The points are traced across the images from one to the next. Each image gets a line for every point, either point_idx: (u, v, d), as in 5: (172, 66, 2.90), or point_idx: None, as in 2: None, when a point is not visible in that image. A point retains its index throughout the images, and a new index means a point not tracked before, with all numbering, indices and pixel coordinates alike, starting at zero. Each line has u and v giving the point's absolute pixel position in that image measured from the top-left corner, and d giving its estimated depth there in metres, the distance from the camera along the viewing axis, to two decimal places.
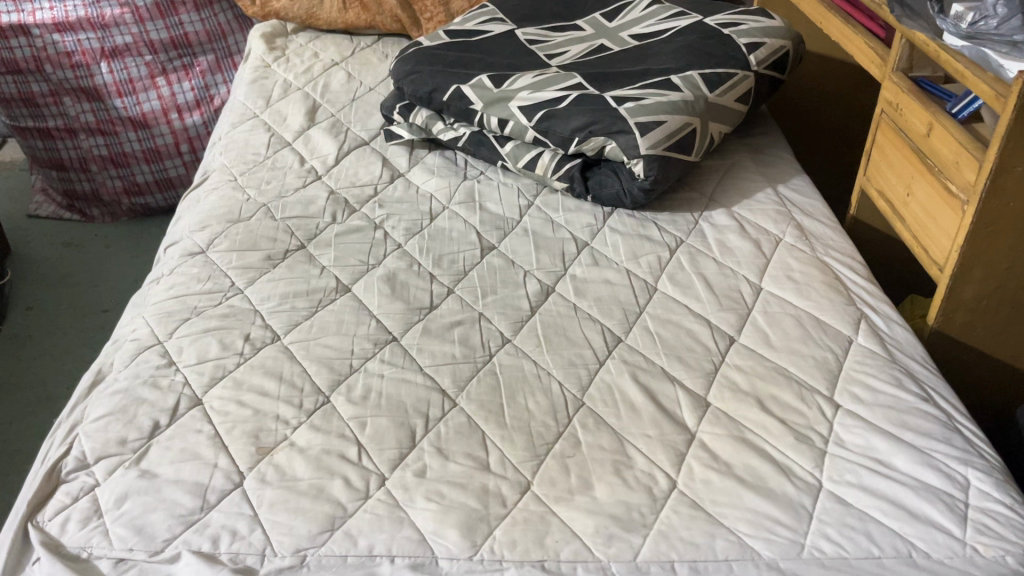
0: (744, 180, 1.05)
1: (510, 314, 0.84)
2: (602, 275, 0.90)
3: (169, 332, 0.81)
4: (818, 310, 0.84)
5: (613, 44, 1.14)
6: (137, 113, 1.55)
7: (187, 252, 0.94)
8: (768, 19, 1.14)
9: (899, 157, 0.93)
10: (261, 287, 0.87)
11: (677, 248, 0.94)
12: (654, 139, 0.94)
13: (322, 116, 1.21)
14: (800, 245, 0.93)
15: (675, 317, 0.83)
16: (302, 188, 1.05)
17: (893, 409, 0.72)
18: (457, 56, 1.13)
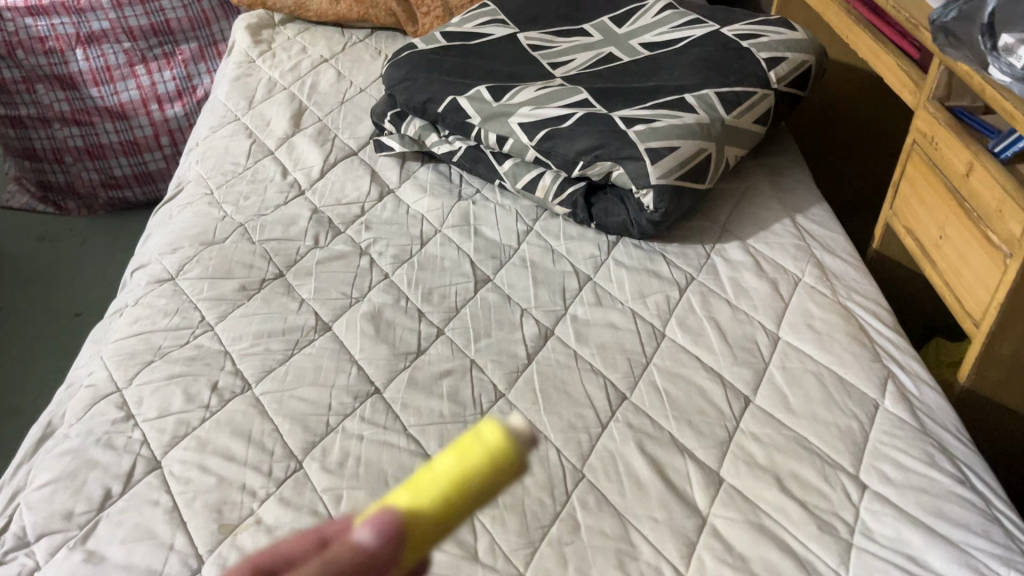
0: (760, 206, 0.97)
1: (505, 363, 0.77)
2: (606, 317, 0.83)
3: (130, 378, 0.74)
4: (841, 367, 0.77)
5: (622, 52, 1.06)
6: (115, 103, 1.47)
7: (155, 278, 0.86)
8: (791, 30, 1.05)
9: (933, 196, 0.85)
10: (233, 324, 0.80)
11: (687, 287, 0.87)
12: (666, 167, 0.87)
13: (308, 120, 1.12)
14: (821, 287, 0.86)
15: (685, 371, 0.76)
16: (284, 205, 0.97)
17: (926, 494, 0.65)
18: (454, 62, 1.04)
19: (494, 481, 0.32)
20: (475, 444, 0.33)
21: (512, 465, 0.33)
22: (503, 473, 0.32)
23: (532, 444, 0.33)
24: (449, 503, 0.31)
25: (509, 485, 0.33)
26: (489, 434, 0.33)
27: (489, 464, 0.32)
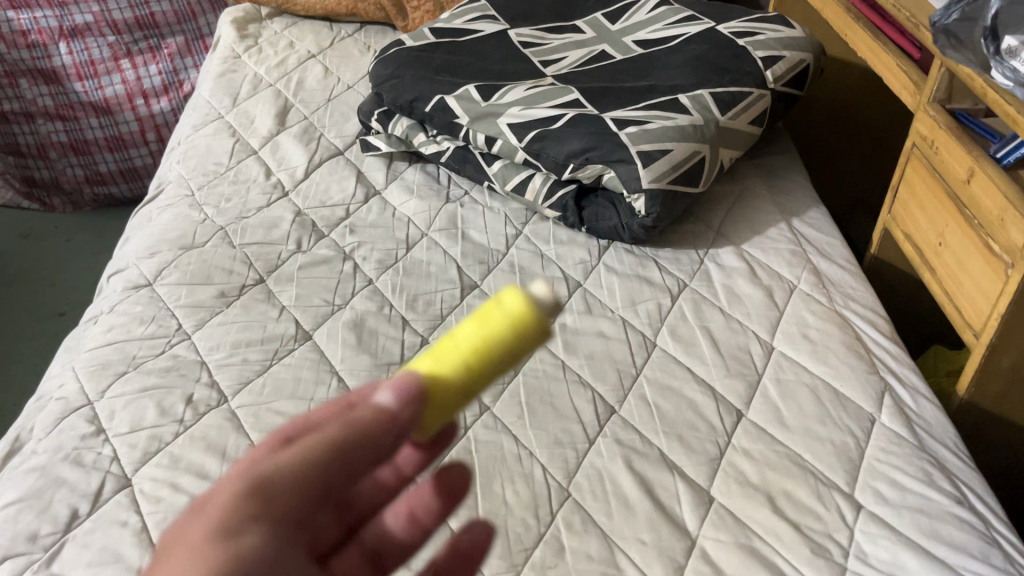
0: (755, 210, 0.95)
1: None
2: (595, 325, 0.80)
3: (102, 390, 0.71)
4: (836, 380, 0.74)
5: (615, 50, 1.03)
6: (100, 98, 1.44)
7: (131, 284, 0.84)
8: (788, 27, 1.03)
9: (934, 201, 0.82)
10: (211, 333, 0.78)
11: (679, 294, 0.84)
12: (658, 170, 0.84)
13: (293, 118, 1.10)
14: (817, 295, 0.84)
15: (676, 383, 0.74)
16: (266, 207, 0.95)
17: (922, 514, 0.63)
18: (442, 60, 1.02)
19: (519, 342, 0.38)
20: (502, 306, 0.38)
21: (530, 333, 0.38)
22: (528, 335, 0.38)
23: (551, 314, 0.39)
24: (473, 361, 0.37)
25: (531, 349, 0.39)
26: (512, 296, 0.39)
27: (511, 327, 0.38)
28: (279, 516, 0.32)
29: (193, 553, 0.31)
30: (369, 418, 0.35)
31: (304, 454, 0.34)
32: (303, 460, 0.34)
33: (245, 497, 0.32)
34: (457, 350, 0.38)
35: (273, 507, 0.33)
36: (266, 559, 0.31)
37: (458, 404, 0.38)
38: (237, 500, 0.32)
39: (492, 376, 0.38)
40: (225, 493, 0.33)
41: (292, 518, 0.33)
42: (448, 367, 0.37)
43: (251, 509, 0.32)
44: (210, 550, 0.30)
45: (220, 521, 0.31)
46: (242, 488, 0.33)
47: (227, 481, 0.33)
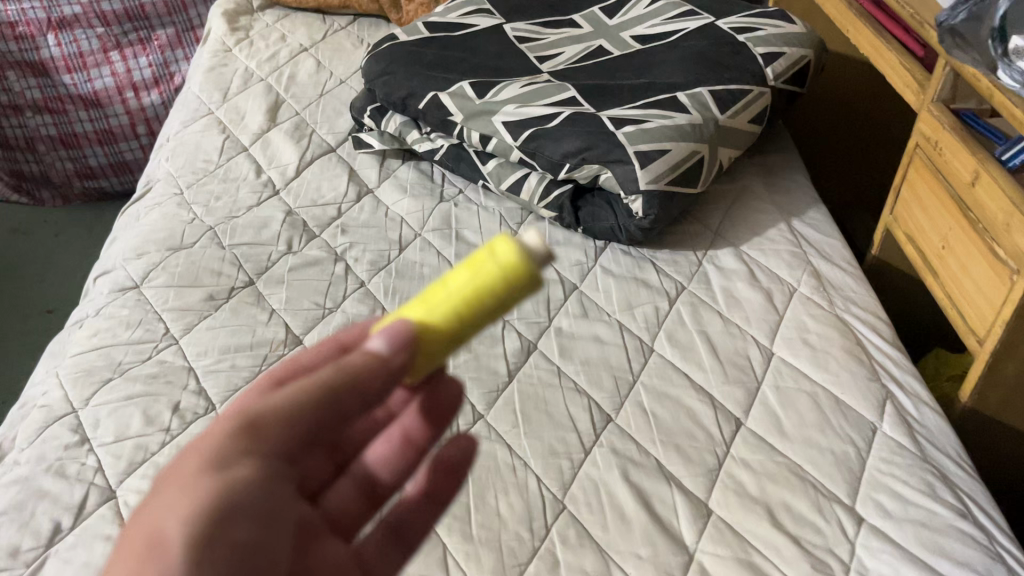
0: (755, 209, 0.93)
1: (484, 381, 0.73)
2: (591, 330, 0.79)
3: (86, 398, 0.70)
4: (837, 387, 0.73)
5: (612, 45, 1.02)
6: (89, 91, 1.42)
7: (118, 286, 0.82)
8: (789, 23, 1.01)
9: (937, 204, 0.81)
10: (198, 337, 0.76)
11: (677, 297, 0.83)
12: (655, 171, 0.82)
13: (285, 114, 1.08)
14: (817, 298, 0.82)
15: (674, 391, 0.73)
16: (256, 206, 0.93)
17: (925, 528, 0.62)
18: (436, 55, 1.00)
19: (507, 292, 0.39)
20: (492, 257, 0.39)
21: (521, 283, 0.38)
22: (517, 286, 0.39)
23: (545, 261, 0.39)
24: (460, 310, 0.39)
25: (525, 295, 0.39)
26: (503, 247, 0.39)
27: (497, 277, 0.38)
28: (269, 452, 0.35)
29: (187, 485, 0.33)
30: (359, 361, 0.37)
31: (295, 396, 0.36)
32: (291, 400, 0.36)
33: (235, 435, 0.35)
34: (448, 297, 0.39)
35: (263, 444, 0.35)
36: (256, 492, 0.34)
37: (452, 346, 0.40)
38: (228, 438, 0.34)
39: (482, 322, 0.40)
40: (216, 431, 0.35)
41: (280, 452, 0.35)
42: (437, 314, 0.39)
43: (241, 445, 0.35)
44: (202, 482, 0.33)
45: (212, 456, 0.34)
46: (233, 427, 0.35)
47: (221, 421, 0.36)
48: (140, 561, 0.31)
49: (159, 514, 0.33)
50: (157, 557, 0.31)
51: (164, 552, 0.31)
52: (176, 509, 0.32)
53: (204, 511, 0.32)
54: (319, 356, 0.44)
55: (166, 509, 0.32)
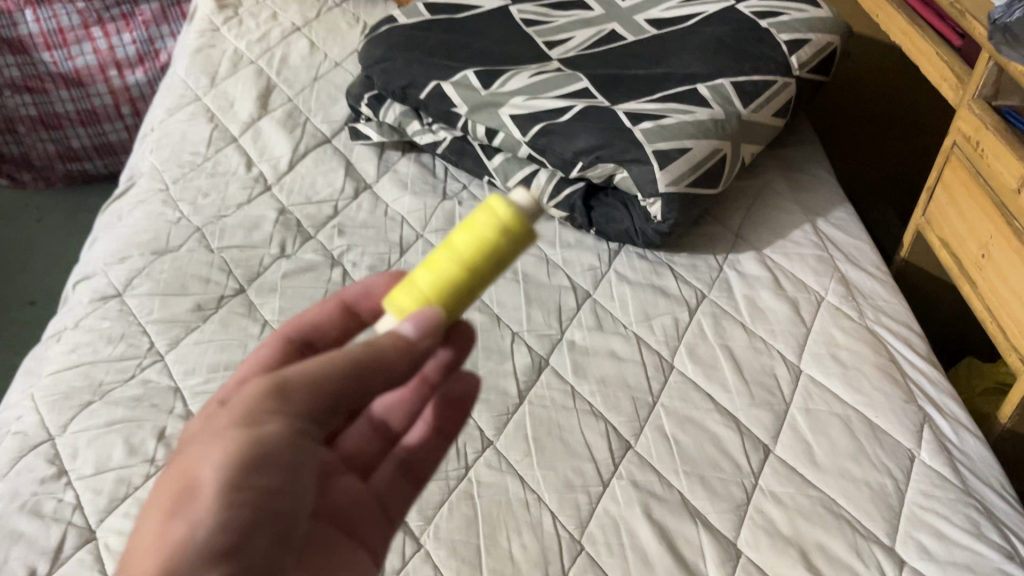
0: (777, 209, 0.88)
1: (493, 403, 0.68)
2: (606, 344, 0.74)
3: (64, 424, 0.65)
4: (871, 410, 0.68)
5: (626, 30, 0.95)
6: (70, 69, 1.35)
7: (98, 294, 0.77)
8: (814, 6, 0.94)
9: (975, 207, 0.76)
10: (186, 354, 0.71)
11: (698, 307, 0.77)
12: (675, 172, 0.77)
13: (277, 101, 1.01)
14: (846, 308, 0.77)
15: (697, 414, 0.68)
16: (247, 204, 0.87)
17: (971, 572, 0.58)
18: (438, 40, 0.93)
19: (506, 246, 0.42)
20: (487, 219, 0.42)
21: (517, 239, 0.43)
22: (514, 241, 0.43)
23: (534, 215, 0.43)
24: (467, 272, 0.43)
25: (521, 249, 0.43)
26: (495, 208, 0.43)
27: (495, 237, 0.42)
28: (295, 413, 0.39)
29: (223, 437, 0.39)
30: (387, 346, 0.41)
31: (323, 365, 0.40)
32: (321, 368, 0.40)
33: (267, 395, 0.39)
34: (452, 259, 0.43)
35: (291, 405, 0.40)
36: (284, 448, 0.39)
37: (463, 303, 0.45)
38: (259, 396, 0.39)
39: (487, 279, 0.44)
40: (249, 392, 0.40)
41: (304, 413, 0.40)
42: (445, 279, 0.43)
43: (272, 404, 0.39)
44: (235, 435, 0.38)
45: (244, 412, 0.39)
46: (264, 388, 0.40)
47: (255, 383, 0.40)
48: (176, 501, 0.37)
49: (196, 459, 0.39)
50: (193, 499, 0.37)
51: (199, 495, 0.37)
52: (213, 458, 0.38)
53: (234, 464, 0.38)
54: (322, 315, 0.53)
55: (203, 456, 0.38)
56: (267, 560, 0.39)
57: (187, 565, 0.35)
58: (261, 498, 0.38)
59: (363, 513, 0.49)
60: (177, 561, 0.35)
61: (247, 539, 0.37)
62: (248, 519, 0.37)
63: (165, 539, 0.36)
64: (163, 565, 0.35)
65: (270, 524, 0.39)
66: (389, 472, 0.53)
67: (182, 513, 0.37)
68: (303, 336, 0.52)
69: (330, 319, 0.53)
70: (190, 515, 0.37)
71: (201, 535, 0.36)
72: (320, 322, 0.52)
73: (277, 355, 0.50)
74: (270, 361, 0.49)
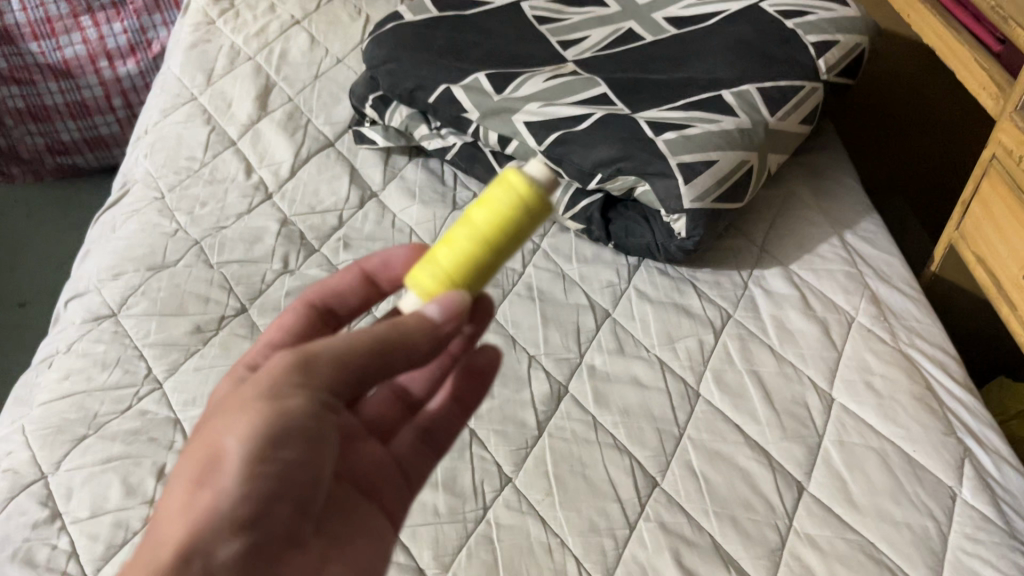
0: (803, 220, 0.84)
1: (510, 436, 0.65)
2: (628, 370, 0.70)
3: (57, 461, 0.61)
4: (909, 444, 0.65)
5: (644, 29, 0.91)
6: (58, 60, 1.30)
7: (91, 314, 0.73)
8: (841, 5, 0.90)
9: (1015, 224, 0.72)
10: (185, 381, 0.67)
11: (723, 328, 0.74)
12: (701, 187, 0.73)
13: (276, 101, 0.97)
14: (879, 329, 0.74)
15: (726, 448, 0.64)
16: (247, 214, 0.83)
17: None
18: (447, 39, 0.88)
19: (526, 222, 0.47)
20: (506, 196, 0.46)
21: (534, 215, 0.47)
22: (533, 212, 0.47)
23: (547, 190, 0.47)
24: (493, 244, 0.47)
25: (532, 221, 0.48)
26: (511, 184, 0.47)
27: (516, 210, 0.46)
28: (319, 386, 0.42)
29: (247, 409, 0.41)
30: (412, 323, 0.45)
31: (346, 341, 0.43)
32: (347, 342, 0.43)
33: (293, 368, 0.42)
34: (473, 235, 0.47)
35: (317, 377, 0.43)
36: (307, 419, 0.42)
37: (488, 274, 0.49)
38: (284, 371, 0.42)
39: (507, 251, 0.48)
40: (276, 366, 0.42)
41: (325, 387, 0.43)
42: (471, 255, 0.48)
43: (295, 379, 0.42)
44: (262, 407, 0.41)
45: (269, 386, 0.42)
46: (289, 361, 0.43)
47: (281, 355, 0.43)
48: (202, 471, 0.40)
49: (219, 430, 0.41)
50: (218, 469, 0.40)
51: (223, 466, 0.40)
52: (236, 429, 0.40)
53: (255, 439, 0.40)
54: (345, 282, 0.58)
55: (227, 427, 0.41)
56: (289, 524, 0.42)
57: (215, 532, 0.39)
58: (281, 468, 0.41)
59: (386, 477, 0.53)
60: (204, 530, 0.38)
61: (267, 508, 0.40)
62: (269, 489, 0.40)
63: (192, 507, 0.39)
64: (192, 530, 0.38)
65: (290, 493, 0.42)
66: (411, 440, 0.56)
67: (208, 483, 0.40)
68: (326, 304, 0.57)
69: (350, 286, 0.58)
70: (216, 483, 0.40)
71: (226, 504, 0.39)
72: (342, 290, 0.58)
73: (303, 322, 0.55)
74: (295, 326, 0.55)
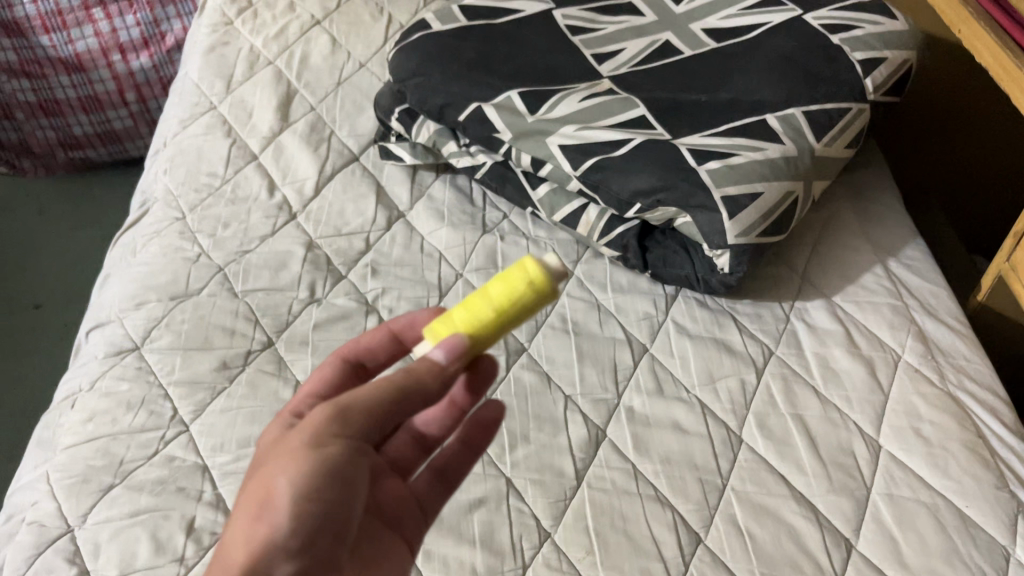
0: (845, 247, 0.81)
1: (549, 486, 0.63)
2: (669, 414, 0.68)
3: (84, 514, 0.59)
4: (961, 499, 0.63)
5: (681, 41, 0.87)
6: (70, 54, 1.26)
7: (114, 348, 0.70)
8: (889, 18, 0.86)
9: None
10: (213, 424, 0.65)
11: (765, 367, 0.71)
12: (745, 221, 0.70)
13: (298, 111, 0.94)
14: (926, 369, 0.71)
15: (772, 501, 0.62)
16: (271, 236, 0.80)
17: None
18: (477, 51, 0.84)
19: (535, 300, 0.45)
20: (522, 271, 0.45)
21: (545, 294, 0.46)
22: (543, 296, 0.46)
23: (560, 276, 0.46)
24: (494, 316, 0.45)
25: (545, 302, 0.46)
26: (528, 263, 0.46)
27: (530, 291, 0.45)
28: (354, 435, 0.43)
29: (294, 456, 0.41)
30: (425, 373, 0.44)
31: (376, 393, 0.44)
32: (377, 394, 0.43)
33: (330, 420, 0.43)
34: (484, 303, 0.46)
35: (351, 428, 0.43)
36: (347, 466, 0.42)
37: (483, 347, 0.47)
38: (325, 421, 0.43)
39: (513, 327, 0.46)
40: (315, 417, 0.43)
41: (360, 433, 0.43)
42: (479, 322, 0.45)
43: (334, 428, 0.43)
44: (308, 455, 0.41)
45: (311, 434, 0.42)
46: (327, 413, 0.43)
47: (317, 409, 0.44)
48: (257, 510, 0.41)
49: (269, 476, 0.42)
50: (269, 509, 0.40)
51: (276, 505, 0.41)
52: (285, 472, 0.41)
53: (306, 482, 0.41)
54: (375, 341, 0.54)
55: (277, 472, 0.41)
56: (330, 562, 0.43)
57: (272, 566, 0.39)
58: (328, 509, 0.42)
59: (406, 511, 0.53)
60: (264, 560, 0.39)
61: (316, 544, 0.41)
62: (321, 528, 0.41)
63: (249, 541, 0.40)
64: (251, 565, 0.39)
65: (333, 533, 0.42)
66: (428, 479, 0.55)
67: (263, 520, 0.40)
68: (358, 358, 0.54)
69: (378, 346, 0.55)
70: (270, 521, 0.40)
71: (282, 539, 0.40)
72: (372, 347, 0.54)
73: (335, 375, 0.53)
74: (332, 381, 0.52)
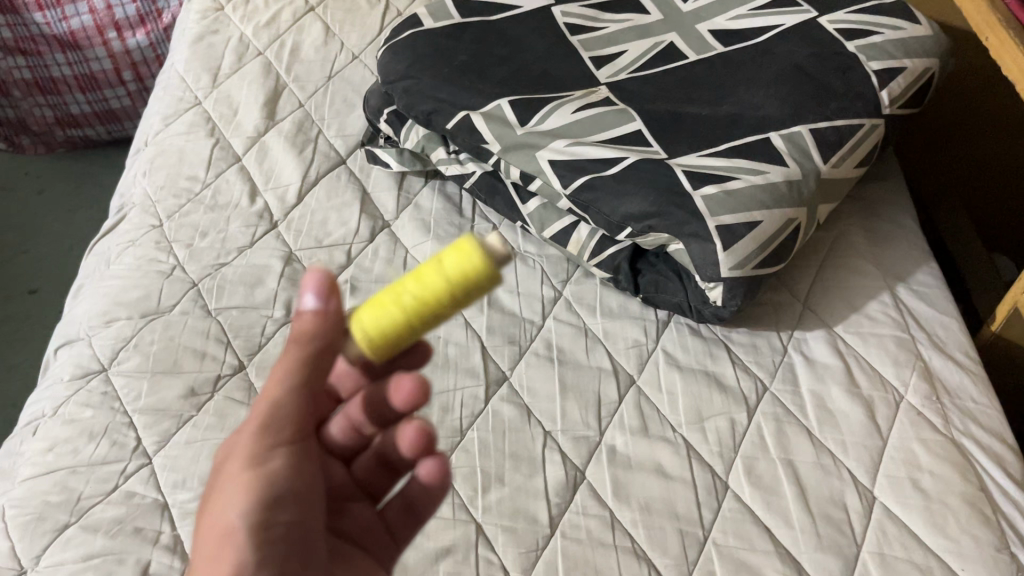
0: (851, 271, 0.77)
1: (520, 534, 0.60)
2: (653, 456, 0.65)
3: (38, 555, 0.58)
4: (956, 561, 0.59)
5: (686, 44, 0.82)
6: (64, 31, 1.22)
7: (80, 370, 0.68)
8: (911, 23, 0.81)
9: None
10: (176, 457, 0.63)
11: (758, 405, 0.68)
12: (741, 253, 0.66)
13: (285, 108, 0.90)
14: (930, 413, 0.67)
15: (754, 558, 0.59)
16: (249, 247, 0.77)
17: None
18: (469, 52, 0.80)
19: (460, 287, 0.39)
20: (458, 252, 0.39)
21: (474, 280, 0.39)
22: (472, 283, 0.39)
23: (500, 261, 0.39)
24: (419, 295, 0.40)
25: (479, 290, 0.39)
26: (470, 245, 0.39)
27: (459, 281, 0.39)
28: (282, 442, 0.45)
29: (237, 486, 0.42)
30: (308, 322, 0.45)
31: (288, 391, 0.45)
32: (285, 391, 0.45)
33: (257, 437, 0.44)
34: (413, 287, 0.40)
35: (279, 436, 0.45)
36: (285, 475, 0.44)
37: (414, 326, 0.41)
38: (254, 439, 0.44)
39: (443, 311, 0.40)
40: (243, 440, 0.44)
41: (294, 438, 0.45)
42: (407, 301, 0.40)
43: (267, 441, 0.44)
44: (246, 480, 0.42)
45: (245, 459, 0.43)
46: (252, 432, 0.44)
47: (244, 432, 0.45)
48: (219, 546, 0.41)
49: (221, 510, 0.42)
50: (228, 542, 0.41)
51: (234, 536, 0.41)
52: (234, 502, 0.42)
53: (255, 503, 0.42)
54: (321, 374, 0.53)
55: (227, 505, 0.42)
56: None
57: None
58: (284, 529, 0.42)
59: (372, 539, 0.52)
60: None
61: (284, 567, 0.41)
62: (281, 545, 0.42)
63: None
64: None
65: (298, 553, 0.43)
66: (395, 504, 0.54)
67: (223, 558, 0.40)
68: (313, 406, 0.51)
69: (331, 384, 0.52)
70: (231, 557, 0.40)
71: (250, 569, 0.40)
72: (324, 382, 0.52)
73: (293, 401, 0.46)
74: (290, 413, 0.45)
